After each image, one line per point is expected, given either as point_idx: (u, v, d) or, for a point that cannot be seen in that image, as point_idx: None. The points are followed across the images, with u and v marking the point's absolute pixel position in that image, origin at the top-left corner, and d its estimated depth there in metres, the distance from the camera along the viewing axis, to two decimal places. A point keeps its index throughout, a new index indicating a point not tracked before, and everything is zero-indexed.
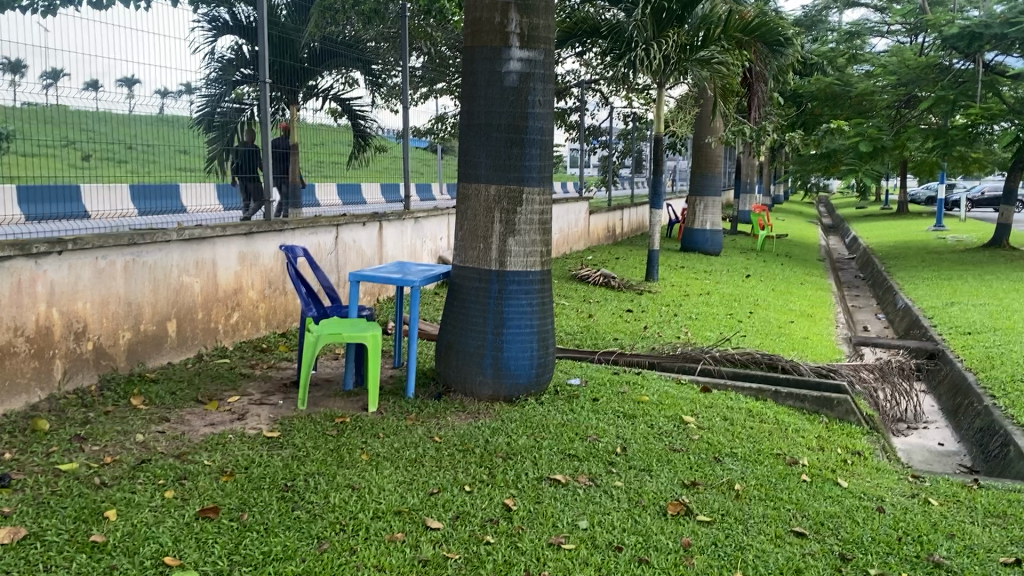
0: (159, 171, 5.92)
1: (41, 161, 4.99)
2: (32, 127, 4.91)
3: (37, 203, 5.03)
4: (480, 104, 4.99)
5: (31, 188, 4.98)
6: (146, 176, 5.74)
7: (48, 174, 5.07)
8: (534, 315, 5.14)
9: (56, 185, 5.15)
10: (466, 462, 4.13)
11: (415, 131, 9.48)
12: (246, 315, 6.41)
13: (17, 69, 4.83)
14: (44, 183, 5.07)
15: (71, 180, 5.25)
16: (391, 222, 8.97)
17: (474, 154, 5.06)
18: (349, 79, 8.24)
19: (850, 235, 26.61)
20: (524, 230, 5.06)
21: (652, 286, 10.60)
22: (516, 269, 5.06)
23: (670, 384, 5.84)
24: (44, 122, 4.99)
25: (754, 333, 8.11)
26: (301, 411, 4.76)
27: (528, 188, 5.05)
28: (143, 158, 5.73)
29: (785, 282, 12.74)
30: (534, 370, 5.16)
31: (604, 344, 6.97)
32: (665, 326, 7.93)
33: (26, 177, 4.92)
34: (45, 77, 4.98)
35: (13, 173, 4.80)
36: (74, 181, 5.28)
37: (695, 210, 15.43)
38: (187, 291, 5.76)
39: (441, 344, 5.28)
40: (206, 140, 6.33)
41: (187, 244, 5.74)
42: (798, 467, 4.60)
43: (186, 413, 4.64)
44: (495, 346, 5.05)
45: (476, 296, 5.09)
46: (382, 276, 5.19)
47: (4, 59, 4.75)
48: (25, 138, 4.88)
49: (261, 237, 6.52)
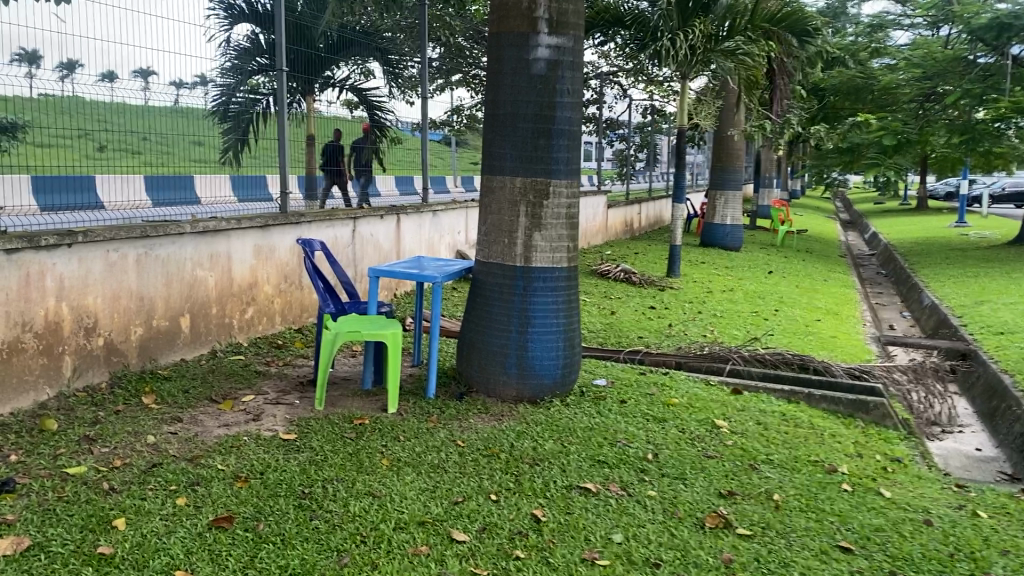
0: (173, 162, 5.72)
1: (53, 152, 4.81)
2: (46, 120, 4.73)
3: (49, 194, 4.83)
4: (505, 93, 4.77)
5: (42, 178, 4.79)
6: (162, 168, 5.52)
7: (60, 165, 4.87)
8: (561, 313, 4.94)
9: (70, 176, 4.98)
10: (491, 468, 3.94)
11: (432, 122, 9.29)
12: (261, 310, 6.23)
13: (33, 60, 4.66)
14: (58, 173, 4.90)
15: (85, 171, 5.08)
16: (409, 215, 8.78)
17: (499, 145, 4.85)
18: (366, 69, 8.06)
19: (869, 231, 26.30)
20: (551, 225, 4.85)
21: (674, 282, 10.38)
22: (541, 265, 4.86)
23: (698, 386, 5.63)
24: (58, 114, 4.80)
25: (780, 332, 7.89)
26: (318, 411, 4.58)
27: (556, 180, 4.83)
28: (158, 149, 5.57)
29: (808, 279, 12.49)
30: (559, 370, 4.96)
31: (628, 343, 6.77)
32: (689, 324, 7.72)
33: (37, 168, 4.73)
34: (60, 67, 4.82)
35: (23, 163, 4.63)
36: (88, 172, 5.05)
37: (716, 204, 15.22)
38: (201, 285, 5.58)
39: (463, 343, 5.09)
40: (220, 131, 6.14)
41: (201, 237, 5.56)
42: (838, 476, 4.39)
43: (199, 413, 4.47)
44: (520, 345, 4.86)
45: (499, 293, 4.90)
46: (402, 271, 4.99)
47: (18, 49, 4.58)
48: (37, 129, 4.70)
49: (277, 229, 6.34)
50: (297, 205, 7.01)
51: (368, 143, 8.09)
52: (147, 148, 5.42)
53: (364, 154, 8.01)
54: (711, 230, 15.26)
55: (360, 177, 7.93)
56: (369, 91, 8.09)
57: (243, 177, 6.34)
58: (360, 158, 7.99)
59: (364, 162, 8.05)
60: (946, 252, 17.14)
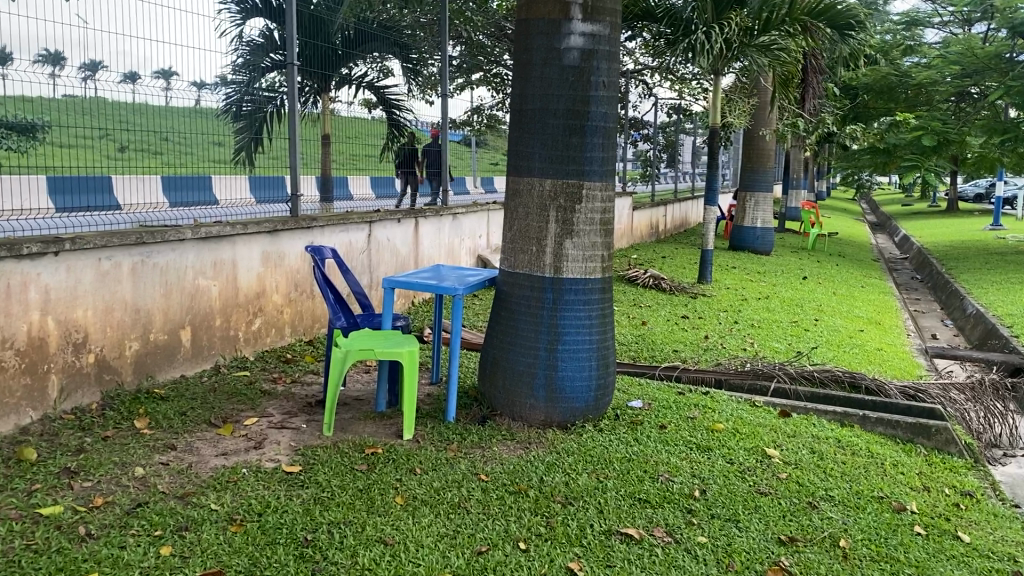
0: (193, 163, 5.43)
1: (76, 152, 4.55)
2: (67, 121, 4.47)
3: (67, 194, 4.57)
4: (534, 86, 4.33)
5: (58, 179, 4.52)
6: (182, 169, 5.26)
7: (79, 166, 4.60)
8: (594, 329, 4.48)
9: (90, 177, 4.70)
10: (520, 508, 3.49)
11: (452, 122, 8.86)
12: (270, 321, 5.79)
13: (56, 61, 4.40)
14: (77, 173, 4.62)
15: (104, 173, 4.79)
16: (428, 218, 8.33)
17: (527, 144, 4.40)
18: (385, 67, 7.63)
19: (900, 233, 25.67)
20: (583, 232, 4.39)
21: (706, 289, 9.90)
22: (573, 276, 4.40)
23: (743, 408, 5.19)
24: (79, 115, 4.54)
25: (824, 345, 7.40)
26: (327, 438, 4.14)
27: (590, 182, 4.37)
28: (178, 151, 5.27)
29: (845, 285, 11.96)
30: (592, 392, 4.50)
31: (663, 357, 6.31)
32: (727, 335, 7.25)
33: (56, 171, 4.48)
34: (83, 68, 4.56)
35: (42, 163, 4.37)
36: (106, 172, 4.78)
37: (745, 206, 14.73)
38: (203, 295, 5.16)
39: (486, 361, 4.64)
40: (234, 129, 5.75)
41: (204, 243, 5.14)
42: (908, 515, 3.91)
43: (196, 440, 4.04)
44: (549, 364, 4.40)
45: (527, 307, 4.45)
46: (420, 282, 4.55)
47: (40, 50, 4.31)
48: (57, 130, 4.44)
49: (285, 234, 5.90)
50: (312, 207, 6.57)
51: (439, 147, 8.58)
52: (168, 149, 5.14)
53: (436, 158, 8.54)
54: (740, 233, 14.76)
55: (433, 180, 8.56)
56: (388, 89, 7.65)
57: (261, 179, 5.97)
58: (432, 162, 8.54)
59: (436, 165, 8.62)
60: (985, 257, 16.51)
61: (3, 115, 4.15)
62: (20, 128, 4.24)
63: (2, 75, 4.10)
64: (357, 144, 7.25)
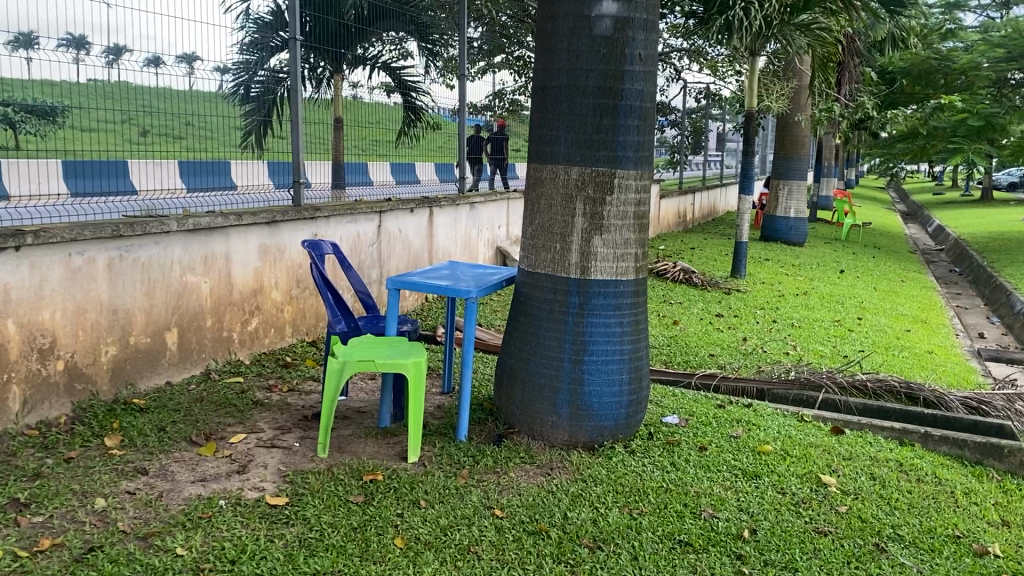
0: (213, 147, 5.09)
1: (95, 136, 4.29)
2: (88, 105, 4.22)
3: (81, 179, 4.26)
4: (561, 60, 3.79)
5: (77, 162, 4.23)
6: (204, 154, 4.96)
7: (100, 150, 4.33)
8: (625, 338, 3.94)
9: (107, 161, 4.41)
10: (539, 554, 2.98)
11: (472, 107, 8.30)
12: (268, 321, 5.28)
13: (81, 46, 4.16)
14: (96, 157, 4.33)
15: (122, 158, 4.50)
16: (443, 208, 7.71)
17: (552, 126, 3.86)
18: (404, 49, 7.09)
19: (934, 222, 24.90)
20: (615, 227, 3.85)
21: (740, 284, 9.32)
22: (602, 278, 3.86)
23: (790, 424, 4.66)
24: (100, 99, 4.28)
25: (871, 348, 6.83)
26: (320, 461, 3.63)
27: (623, 170, 3.82)
28: (200, 135, 4.98)
29: (885, 280, 11.32)
30: (623, 410, 3.97)
31: (697, 363, 5.76)
32: (766, 338, 6.69)
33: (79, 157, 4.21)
34: (108, 52, 4.31)
35: (62, 147, 4.11)
36: (123, 156, 4.50)
37: (778, 194, 14.10)
38: (192, 293, 4.66)
39: (502, 372, 4.12)
40: (241, 113, 5.25)
41: (193, 235, 4.64)
42: (993, 561, 3.34)
43: (172, 463, 3.55)
44: (574, 378, 3.88)
45: (549, 313, 3.92)
46: (430, 282, 4.02)
47: (65, 34, 4.08)
48: (77, 114, 4.18)
49: (287, 225, 5.38)
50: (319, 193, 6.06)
51: (506, 135, 8.91)
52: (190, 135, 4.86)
53: (502, 145, 8.87)
54: (772, 223, 14.16)
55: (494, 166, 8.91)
56: (404, 72, 7.09)
57: (269, 167, 5.46)
58: (497, 148, 8.89)
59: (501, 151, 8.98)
60: None
61: (21, 98, 3.90)
62: (40, 112, 4.00)
63: (25, 58, 3.91)
64: (369, 129, 6.67)
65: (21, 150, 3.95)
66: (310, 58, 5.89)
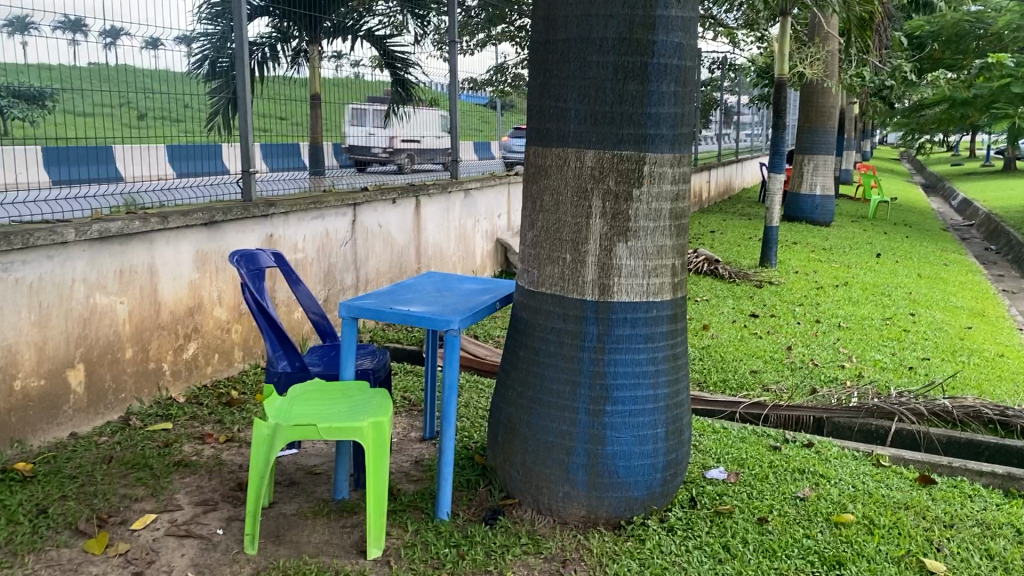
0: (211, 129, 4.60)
1: (88, 122, 3.88)
2: (85, 90, 3.84)
3: (67, 166, 3.82)
4: (569, 6, 2.77)
5: (59, 148, 3.77)
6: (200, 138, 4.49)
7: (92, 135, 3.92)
8: (660, 379, 2.94)
9: (96, 146, 3.96)
10: None
11: (469, 81, 7.25)
12: (210, 345, 4.29)
13: (77, 28, 3.78)
14: (83, 144, 3.90)
15: (113, 142, 4.03)
16: (432, 196, 6.57)
17: (558, 96, 2.85)
18: (395, 19, 6.11)
19: (959, 195, 23.76)
20: (644, 230, 2.83)
21: (772, 274, 8.28)
22: (629, 300, 2.86)
23: (866, 473, 3.67)
24: (101, 82, 3.90)
25: (935, 354, 5.81)
26: (247, 563, 2.64)
27: (656, 153, 2.80)
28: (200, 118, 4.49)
29: (928, 264, 10.26)
30: (657, 474, 2.98)
31: (738, 384, 4.75)
32: (813, 345, 5.67)
33: (68, 140, 3.80)
34: (105, 34, 3.92)
35: (53, 134, 3.71)
36: (114, 142, 4.05)
37: (803, 170, 13.05)
38: (104, 317, 3.66)
39: (497, 424, 3.12)
40: (207, 92, 4.53)
41: (102, 244, 3.62)
42: None
43: (40, 570, 2.57)
44: (592, 434, 2.89)
45: (558, 349, 2.91)
46: (396, 307, 2.99)
47: (61, 16, 3.71)
48: (70, 97, 3.79)
49: (232, 226, 4.37)
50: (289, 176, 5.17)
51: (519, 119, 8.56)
52: (188, 117, 4.41)
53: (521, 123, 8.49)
54: (797, 202, 13.17)
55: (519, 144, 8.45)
56: (392, 42, 6.07)
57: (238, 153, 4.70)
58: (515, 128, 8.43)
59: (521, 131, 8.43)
60: None
61: (8, 82, 3.51)
62: (28, 97, 3.60)
63: (21, 42, 3.54)
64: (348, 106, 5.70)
65: (10, 136, 3.52)
66: (280, 24, 5.00)
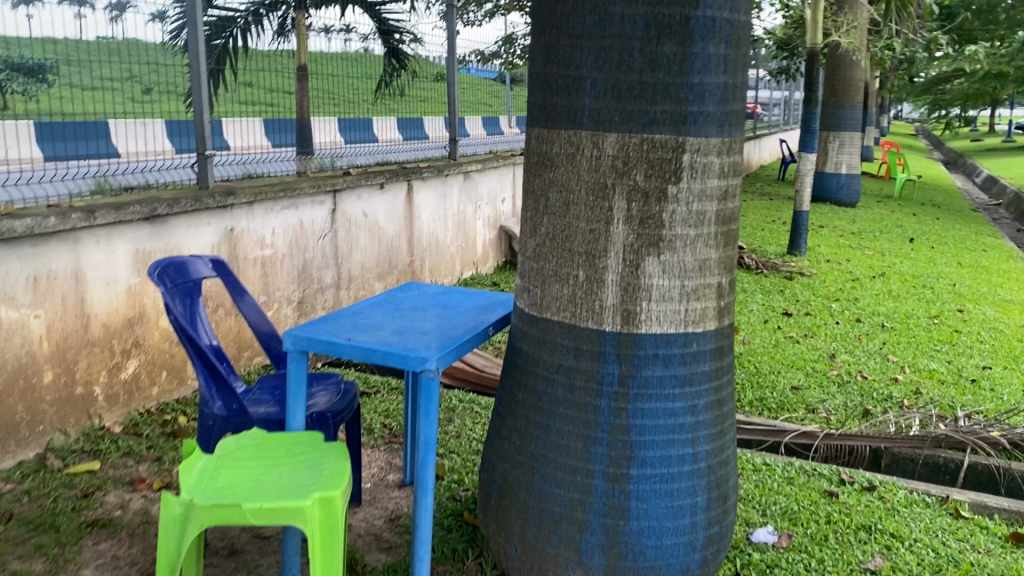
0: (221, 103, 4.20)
1: (95, 96, 3.52)
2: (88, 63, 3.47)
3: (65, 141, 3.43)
4: None
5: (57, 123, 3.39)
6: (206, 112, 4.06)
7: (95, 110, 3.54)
8: (701, 431, 2.26)
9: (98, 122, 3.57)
10: None
11: (476, 53, 6.53)
12: (155, 361, 3.62)
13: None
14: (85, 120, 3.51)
15: (114, 117, 3.64)
16: (427, 180, 5.86)
17: (570, 65, 2.15)
18: None
19: (982, 172, 22.86)
20: (683, 242, 2.15)
21: (801, 264, 7.57)
22: (662, 333, 2.17)
23: (945, 527, 2.98)
24: (108, 55, 3.57)
25: (994, 360, 5.08)
26: None
27: (700, 137, 2.11)
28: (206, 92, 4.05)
29: (966, 250, 9.52)
30: (696, 552, 2.31)
31: (778, 405, 4.06)
32: (858, 353, 4.97)
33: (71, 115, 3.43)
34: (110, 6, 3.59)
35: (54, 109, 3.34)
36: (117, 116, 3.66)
37: (828, 148, 12.29)
38: (13, 336, 3.00)
39: (490, 484, 2.45)
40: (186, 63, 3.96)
41: (8, 248, 2.95)
42: None
43: None
44: (613, 504, 2.22)
45: (568, 394, 2.23)
46: (353, 338, 2.29)
47: None
48: (75, 71, 3.42)
49: (182, 221, 3.69)
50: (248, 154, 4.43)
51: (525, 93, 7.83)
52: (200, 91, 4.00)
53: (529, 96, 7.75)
54: (822, 181, 12.41)
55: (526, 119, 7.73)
56: (388, 9, 5.37)
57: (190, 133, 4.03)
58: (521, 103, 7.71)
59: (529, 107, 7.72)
60: None
61: (8, 54, 3.15)
62: (28, 70, 3.24)
63: (25, 14, 3.19)
64: (339, 81, 5.03)
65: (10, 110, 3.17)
66: None
